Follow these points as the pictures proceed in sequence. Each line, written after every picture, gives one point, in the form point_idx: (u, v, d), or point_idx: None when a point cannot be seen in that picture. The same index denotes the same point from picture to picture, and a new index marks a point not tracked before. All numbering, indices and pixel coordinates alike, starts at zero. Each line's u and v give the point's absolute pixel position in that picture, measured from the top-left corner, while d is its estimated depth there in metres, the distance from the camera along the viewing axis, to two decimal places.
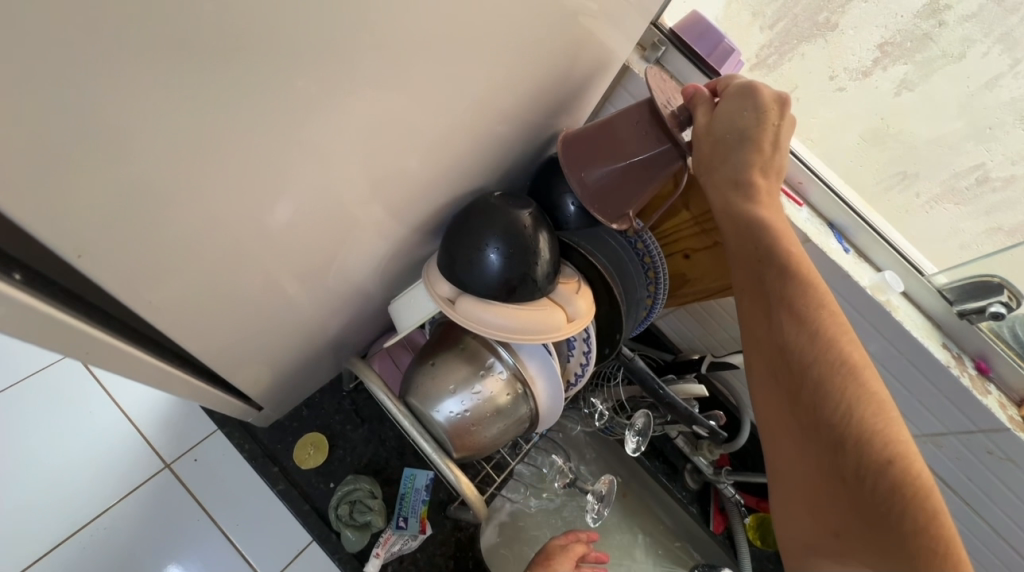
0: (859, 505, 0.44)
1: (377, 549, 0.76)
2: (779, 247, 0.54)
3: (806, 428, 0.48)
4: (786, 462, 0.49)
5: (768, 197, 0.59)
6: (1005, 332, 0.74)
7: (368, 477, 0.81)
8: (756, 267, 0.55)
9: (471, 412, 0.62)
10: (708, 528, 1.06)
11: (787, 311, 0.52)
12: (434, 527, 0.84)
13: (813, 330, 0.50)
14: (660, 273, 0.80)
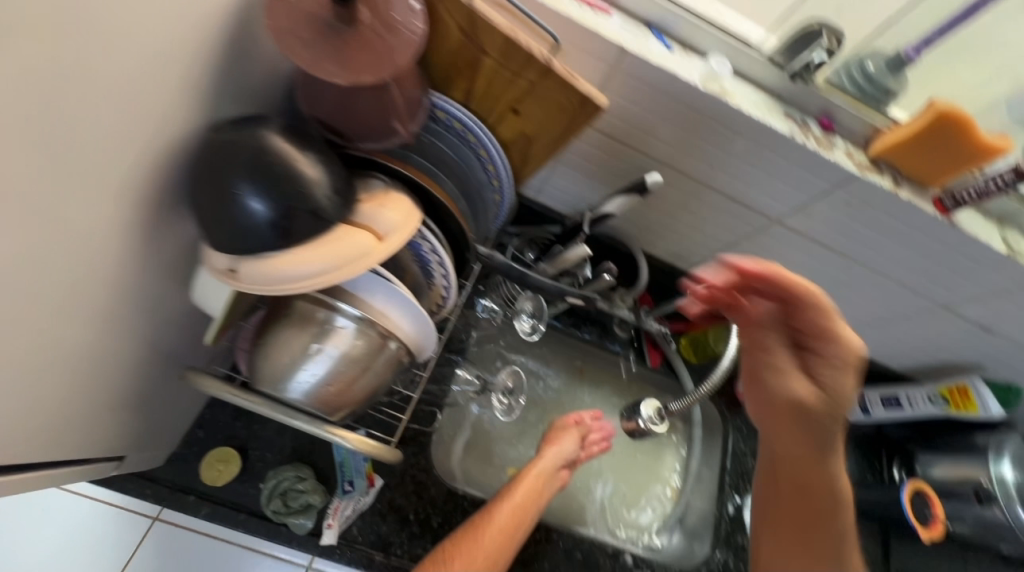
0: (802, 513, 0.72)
1: (329, 520, 0.77)
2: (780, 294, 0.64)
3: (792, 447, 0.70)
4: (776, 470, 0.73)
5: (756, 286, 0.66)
6: (845, 81, 0.75)
7: (294, 464, 0.80)
8: (848, 340, 0.64)
9: (327, 374, 0.58)
10: (647, 365, 1.13)
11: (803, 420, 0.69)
12: (383, 478, 0.85)
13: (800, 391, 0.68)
14: (491, 151, 0.70)
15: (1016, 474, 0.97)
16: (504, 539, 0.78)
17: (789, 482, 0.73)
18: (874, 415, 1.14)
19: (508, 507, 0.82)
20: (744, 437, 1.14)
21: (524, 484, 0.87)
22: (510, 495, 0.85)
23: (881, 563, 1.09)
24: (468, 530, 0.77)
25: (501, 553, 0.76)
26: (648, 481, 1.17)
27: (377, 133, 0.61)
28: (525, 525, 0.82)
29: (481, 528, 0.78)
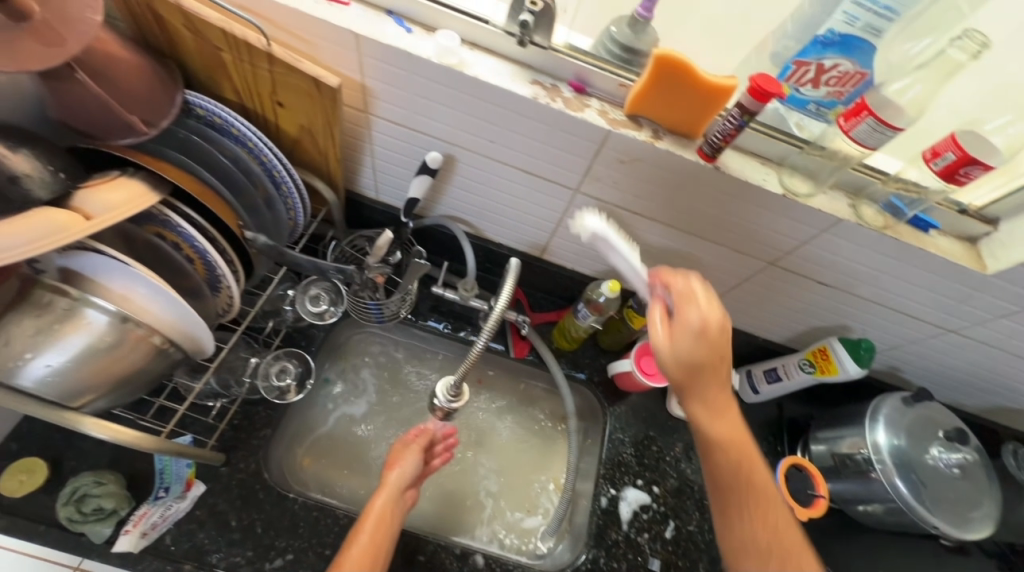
0: None
1: (126, 526, 0.74)
2: (733, 480, 0.69)
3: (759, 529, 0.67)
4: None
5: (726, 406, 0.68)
6: (602, 49, 0.72)
7: (111, 472, 0.79)
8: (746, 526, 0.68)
9: (66, 363, 0.59)
10: (511, 356, 1.12)
11: (748, 511, 0.68)
12: (205, 484, 0.83)
13: (760, 521, 0.67)
14: (272, 156, 0.74)
15: (894, 439, 0.90)
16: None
17: (690, 347, 0.64)
18: (764, 393, 1.08)
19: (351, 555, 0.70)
20: (623, 426, 1.09)
21: (370, 519, 0.75)
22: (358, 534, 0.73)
23: None
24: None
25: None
26: (531, 478, 1.14)
27: (127, 147, 0.64)
28: (381, 566, 0.71)
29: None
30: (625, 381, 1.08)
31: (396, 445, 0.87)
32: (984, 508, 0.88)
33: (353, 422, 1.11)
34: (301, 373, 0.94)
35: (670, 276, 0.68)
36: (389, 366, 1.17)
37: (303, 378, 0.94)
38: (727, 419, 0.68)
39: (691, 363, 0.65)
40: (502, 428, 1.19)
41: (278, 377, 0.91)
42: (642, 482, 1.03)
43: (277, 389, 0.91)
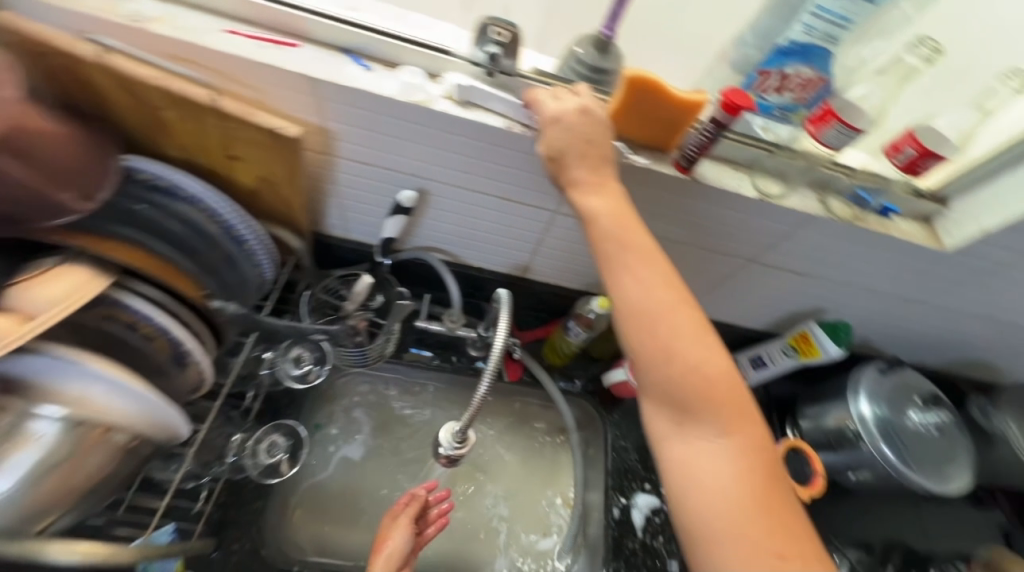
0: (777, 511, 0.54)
1: None
2: (660, 368, 0.59)
3: (660, 396, 0.59)
4: (743, 493, 0.54)
5: (659, 316, 0.60)
6: (570, 71, 0.71)
7: None
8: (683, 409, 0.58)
9: (21, 483, 0.53)
10: (505, 379, 1.09)
11: (681, 393, 0.58)
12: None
13: (669, 389, 0.58)
14: (230, 213, 0.68)
15: (875, 409, 0.96)
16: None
17: (637, 255, 0.61)
18: (752, 380, 1.12)
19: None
20: (624, 433, 1.10)
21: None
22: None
23: None
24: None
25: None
26: (539, 498, 1.13)
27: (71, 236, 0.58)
28: None
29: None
30: (621, 388, 1.09)
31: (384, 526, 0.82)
32: (960, 461, 0.96)
33: (348, 472, 1.05)
34: (290, 444, 0.88)
35: (596, 140, 0.64)
36: (378, 407, 1.11)
37: (294, 450, 0.88)
38: (677, 325, 0.60)
39: (639, 285, 0.60)
40: (504, 451, 1.16)
41: (269, 452, 0.86)
42: (650, 486, 1.05)
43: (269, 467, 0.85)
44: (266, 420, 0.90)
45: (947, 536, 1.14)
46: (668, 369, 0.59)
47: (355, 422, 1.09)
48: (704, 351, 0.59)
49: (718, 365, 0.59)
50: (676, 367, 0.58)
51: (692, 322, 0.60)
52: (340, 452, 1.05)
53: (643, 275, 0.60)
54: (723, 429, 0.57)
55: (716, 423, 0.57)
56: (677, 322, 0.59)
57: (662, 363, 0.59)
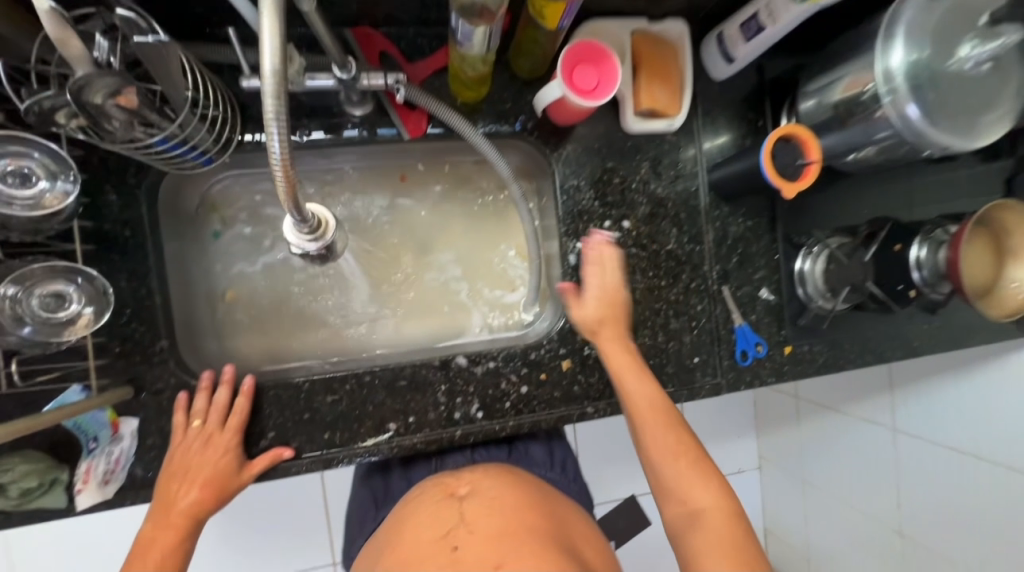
0: (669, 441, 0.73)
1: (78, 485, 0.69)
2: (629, 400, 0.78)
3: (634, 408, 0.77)
4: (656, 433, 0.74)
5: (620, 358, 0.80)
6: None
7: (20, 451, 0.67)
8: (631, 391, 0.78)
9: None
10: (409, 140, 0.81)
11: (636, 416, 0.77)
12: (136, 416, 0.73)
13: (630, 402, 0.78)
14: None
15: (911, 52, 0.67)
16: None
17: (625, 356, 0.80)
18: (741, 58, 0.82)
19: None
20: (576, 170, 0.88)
21: (155, 552, 0.66)
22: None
23: (767, 234, 0.95)
24: (399, 516, 0.77)
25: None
26: (492, 259, 1.01)
27: None
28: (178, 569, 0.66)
29: (399, 515, 0.77)
30: (560, 113, 0.80)
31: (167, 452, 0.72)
32: (1014, 99, 0.71)
33: (272, 285, 0.92)
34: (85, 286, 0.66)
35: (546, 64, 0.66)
36: (272, 211, 0.90)
37: (98, 296, 0.67)
38: (630, 382, 0.78)
39: (639, 377, 0.79)
40: (446, 223, 1.00)
41: (51, 308, 0.64)
42: (610, 223, 0.90)
43: (57, 325, 0.64)
44: (116, 260, 0.71)
45: (943, 200, 1.03)
46: (634, 402, 0.77)
47: (255, 234, 0.90)
48: (658, 408, 0.76)
49: (648, 392, 0.77)
50: (642, 406, 0.77)
51: (652, 396, 0.77)
52: (254, 269, 0.90)
53: (643, 403, 0.77)
54: (642, 412, 0.76)
55: (645, 421, 0.76)
56: (644, 393, 0.77)
57: (620, 381, 0.79)
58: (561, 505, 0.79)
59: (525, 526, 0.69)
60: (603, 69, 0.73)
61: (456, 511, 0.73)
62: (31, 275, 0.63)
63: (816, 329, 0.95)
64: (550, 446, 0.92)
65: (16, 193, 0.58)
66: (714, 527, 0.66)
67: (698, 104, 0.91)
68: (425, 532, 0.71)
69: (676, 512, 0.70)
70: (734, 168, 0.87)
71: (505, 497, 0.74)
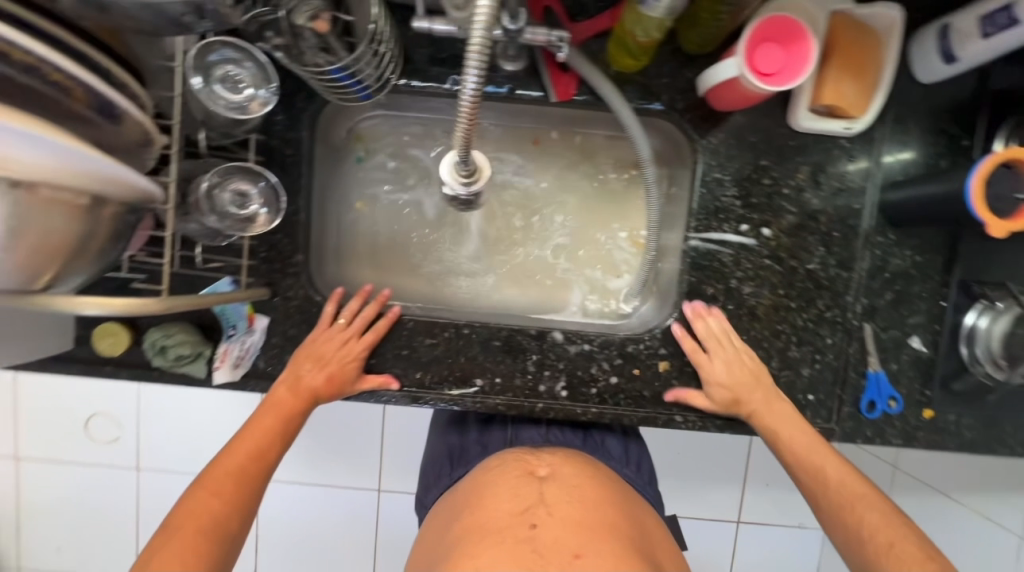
0: (832, 482, 0.72)
1: (217, 363, 0.79)
2: (761, 428, 0.78)
3: (772, 439, 0.77)
4: (817, 469, 0.74)
5: (748, 385, 0.80)
6: None
7: (178, 323, 0.79)
8: (769, 414, 0.78)
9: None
10: (554, 103, 0.79)
11: (784, 448, 0.76)
12: (267, 316, 0.82)
13: (771, 435, 0.78)
14: None
15: None
16: (231, 491, 0.68)
17: (764, 388, 0.80)
18: (968, 58, 0.69)
19: (238, 451, 0.71)
20: (723, 162, 0.80)
21: (270, 420, 0.74)
22: (252, 433, 0.73)
23: (937, 275, 0.81)
24: (479, 479, 0.79)
25: (241, 495, 0.69)
26: (601, 238, 0.98)
27: None
28: (281, 444, 0.74)
29: (478, 479, 0.79)
30: (726, 96, 0.73)
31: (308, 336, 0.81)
32: None
33: (392, 223, 0.96)
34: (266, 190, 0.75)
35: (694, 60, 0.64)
36: (407, 154, 0.94)
37: (273, 200, 0.76)
38: (776, 414, 0.78)
39: (766, 401, 0.79)
40: (563, 195, 0.98)
41: (238, 204, 0.74)
42: (748, 227, 0.81)
43: (241, 219, 0.75)
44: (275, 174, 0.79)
45: None
46: (772, 429, 0.77)
47: (387, 173, 0.95)
48: (782, 409, 0.78)
49: (801, 428, 0.76)
50: (773, 434, 0.77)
51: (807, 436, 0.76)
52: (379, 206, 0.96)
53: (794, 438, 0.76)
54: (798, 450, 0.75)
55: (801, 460, 0.75)
56: (770, 405, 0.79)
57: (755, 412, 0.79)
58: (639, 509, 0.79)
59: (602, 523, 0.71)
60: (794, 50, 0.64)
61: (536, 490, 0.74)
62: (227, 170, 0.72)
63: (971, 398, 0.81)
64: (626, 443, 0.88)
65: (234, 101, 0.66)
66: (877, 527, 0.68)
67: (890, 109, 0.77)
68: (506, 503, 0.73)
69: (840, 531, 0.71)
70: (920, 191, 0.73)
71: (586, 489, 0.75)
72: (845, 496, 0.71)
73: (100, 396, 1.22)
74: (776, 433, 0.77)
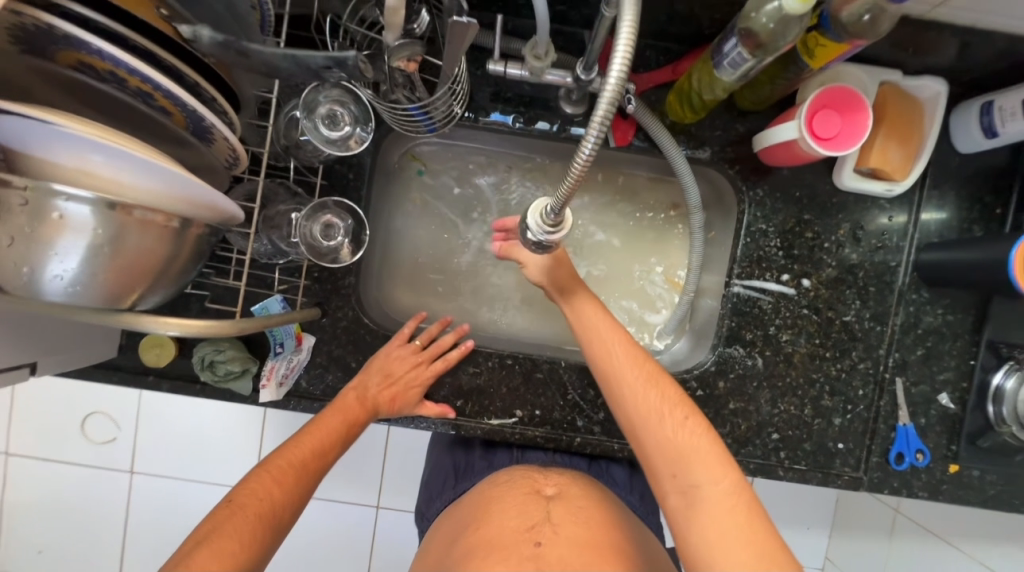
0: (672, 444, 0.61)
1: (264, 380, 0.79)
2: (606, 380, 0.69)
3: (613, 395, 0.68)
4: (662, 436, 0.62)
5: (595, 337, 0.71)
6: None
7: (227, 339, 0.79)
8: (608, 362, 0.69)
9: (90, 268, 0.48)
10: (611, 147, 0.82)
11: (626, 397, 0.66)
12: (314, 335, 0.82)
13: (611, 387, 0.68)
14: None
15: None
16: (291, 481, 0.67)
17: (614, 333, 0.70)
18: (1009, 133, 0.73)
19: (301, 447, 0.71)
20: (768, 214, 0.83)
21: (334, 420, 0.75)
22: (318, 430, 0.73)
23: (966, 334, 0.84)
24: (486, 494, 0.80)
25: (294, 486, 0.67)
26: (637, 271, 1.00)
27: None
28: (336, 452, 0.74)
29: (486, 493, 0.80)
30: (778, 153, 0.76)
31: (382, 349, 0.83)
32: None
33: (436, 247, 0.98)
34: (350, 222, 0.77)
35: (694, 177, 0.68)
36: (456, 181, 0.97)
37: (357, 232, 0.77)
38: (616, 363, 0.68)
39: (618, 348, 0.69)
40: (603, 230, 1.00)
41: (324, 235, 0.74)
42: (788, 277, 0.84)
43: (326, 249, 0.75)
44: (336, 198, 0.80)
45: None
46: (611, 379, 0.68)
47: (435, 198, 0.97)
48: (637, 362, 0.68)
49: (640, 373, 0.67)
50: (611, 384, 0.68)
51: (657, 394, 0.65)
52: (426, 230, 0.98)
53: (640, 390, 0.65)
54: (633, 408, 0.65)
55: (637, 417, 0.65)
56: (622, 355, 0.68)
57: (601, 364, 0.70)
58: (643, 538, 0.77)
59: (605, 545, 0.70)
60: (850, 120, 0.68)
61: (543, 508, 0.75)
62: (318, 205, 0.73)
63: (993, 454, 0.83)
64: (631, 473, 0.89)
65: (333, 137, 0.66)
66: (713, 507, 0.57)
67: (929, 174, 0.81)
68: (511, 520, 0.73)
69: (674, 499, 0.60)
70: (956, 256, 0.77)
71: (594, 513, 0.76)
72: (688, 468, 0.60)
73: (117, 400, 1.20)
74: (615, 387, 0.68)
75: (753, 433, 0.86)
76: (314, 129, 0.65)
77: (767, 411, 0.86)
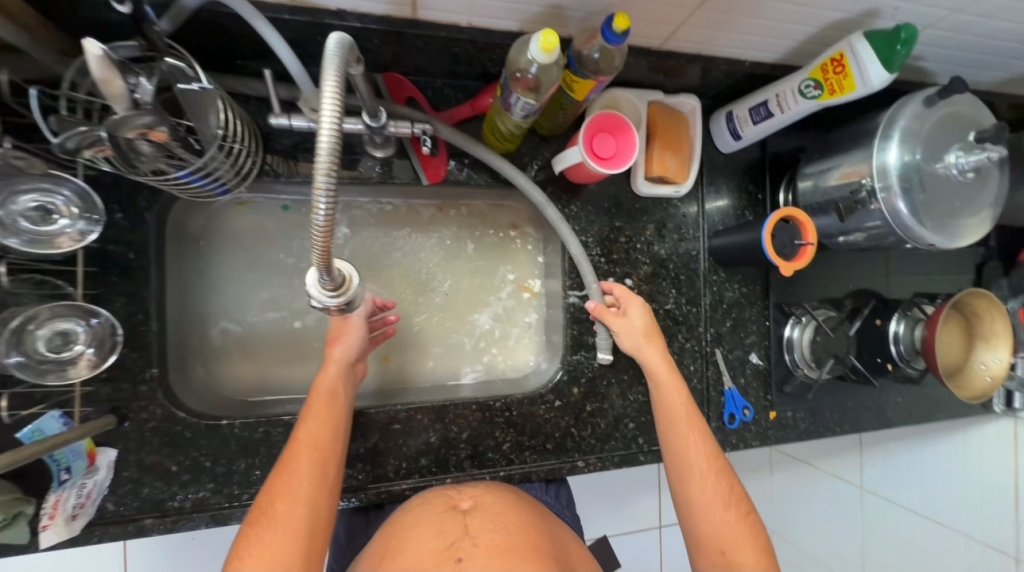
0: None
1: (43, 521, 0.63)
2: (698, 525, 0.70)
3: (701, 541, 0.69)
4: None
5: (707, 478, 0.72)
6: None
7: None
8: (703, 519, 0.69)
9: None
10: (425, 184, 0.83)
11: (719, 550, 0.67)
12: (115, 447, 0.70)
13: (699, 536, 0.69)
14: None
15: (906, 156, 0.73)
16: (310, 492, 0.59)
17: (710, 481, 0.72)
18: (747, 137, 0.87)
19: (299, 445, 0.62)
20: (585, 227, 0.90)
21: (309, 416, 0.65)
22: (317, 419, 0.65)
23: (759, 301, 0.99)
24: (397, 524, 0.72)
25: (320, 495, 0.60)
26: (490, 291, 1.01)
27: None
28: (341, 444, 0.66)
29: (396, 521, 0.72)
30: (577, 173, 0.83)
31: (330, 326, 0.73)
32: (981, 216, 0.77)
33: (270, 312, 0.89)
34: (97, 323, 0.66)
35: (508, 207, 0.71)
36: (278, 237, 0.89)
37: (107, 337, 0.67)
38: (710, 507, 0.70)
39: (713, 497, 0.70)
40: (454, 259, 0.99)
41: (56, 347, 0.62)
42: (613, 280, 0.92)
43: (57, 364, 0.63)
44: (115, 283, 0.69)
45: (916, 278, 1.10)
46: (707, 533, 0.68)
47: (258, 259, 0.88)
48: (727, 514, 0.69)
49: (731, 521, 0.68)
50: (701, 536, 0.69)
51: (742, 535, 0.67)
52: (256, 298, 0.88)
53: (733, 536, 0.67)
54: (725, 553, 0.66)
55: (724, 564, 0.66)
56: (707, 467, 0.73)
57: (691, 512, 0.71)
58: (563, 539, 0.74)
59: (523, 547, 0.64)
60: (622, 140, 0.77)
61: (460, 524, 0.68)
62: (44, 310, 0.62)
63: (802, 395, 0.99)
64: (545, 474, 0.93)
65: (41, 233, 0.58)
66: None
67: (704, 173, 0.95)
68: (429, 542, 0.65)
69: None
70: (729, 240, 0.91)
71: (515, 523, 0.69)
72: None
73: None
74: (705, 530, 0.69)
75: (612, 428, 0.92)
76: (14, 229, 0.56)
77: (621, 404, 0.92)
